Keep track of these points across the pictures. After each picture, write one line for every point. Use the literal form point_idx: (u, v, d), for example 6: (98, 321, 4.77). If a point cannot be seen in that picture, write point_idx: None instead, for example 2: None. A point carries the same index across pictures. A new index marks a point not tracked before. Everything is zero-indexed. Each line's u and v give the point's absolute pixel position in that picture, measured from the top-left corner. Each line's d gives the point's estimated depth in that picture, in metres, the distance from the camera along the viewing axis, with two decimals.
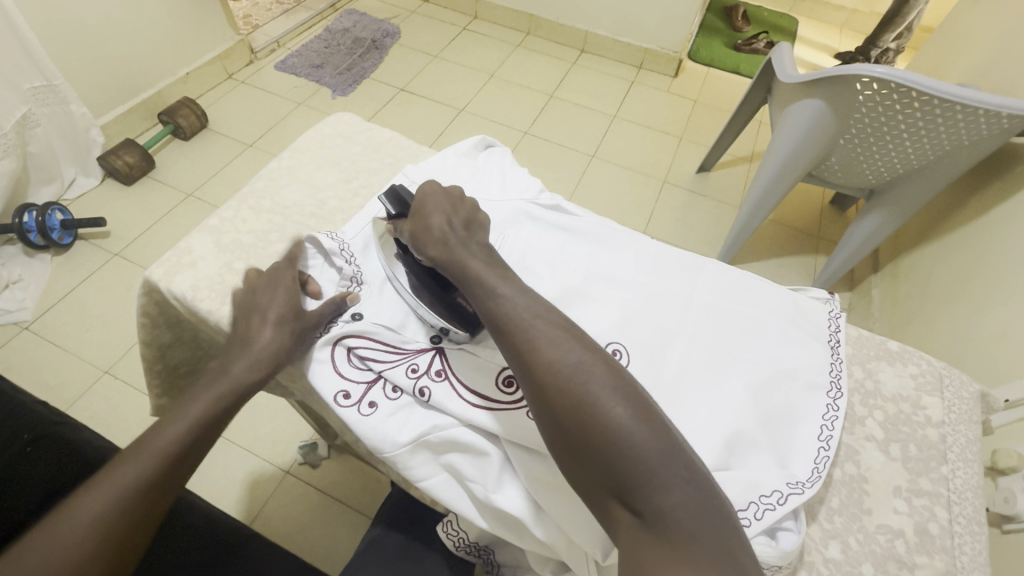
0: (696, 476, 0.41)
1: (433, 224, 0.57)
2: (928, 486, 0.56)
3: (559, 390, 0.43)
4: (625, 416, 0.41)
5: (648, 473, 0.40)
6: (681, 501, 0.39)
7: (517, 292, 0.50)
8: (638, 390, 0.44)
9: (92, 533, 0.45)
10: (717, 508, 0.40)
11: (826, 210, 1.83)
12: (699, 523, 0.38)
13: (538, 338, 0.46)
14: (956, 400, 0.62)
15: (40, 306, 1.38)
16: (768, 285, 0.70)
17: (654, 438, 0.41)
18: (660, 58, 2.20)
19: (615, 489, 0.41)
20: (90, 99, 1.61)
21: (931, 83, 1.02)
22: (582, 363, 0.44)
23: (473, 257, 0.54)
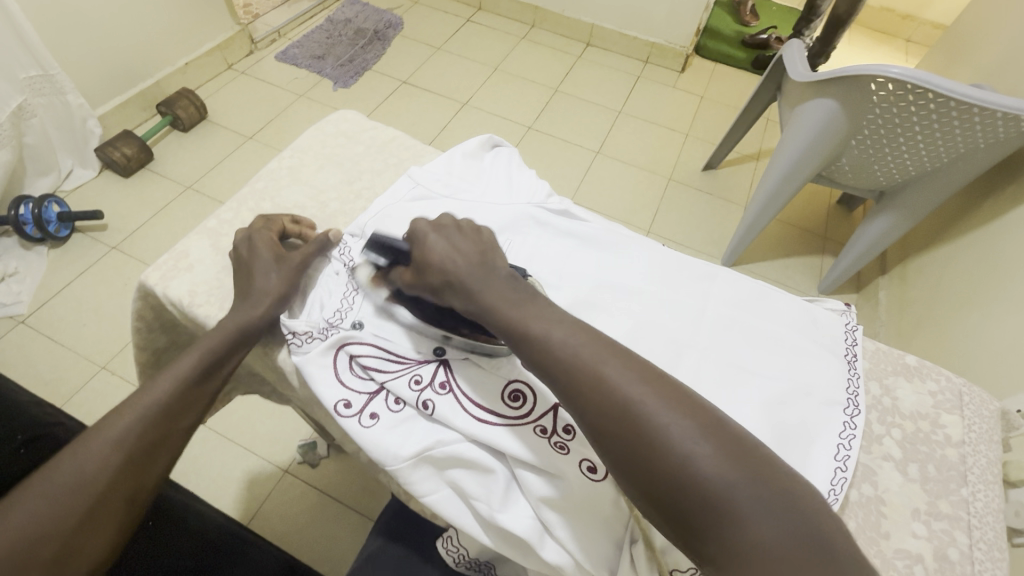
0: (787, 506, 0.37)
1: (444, 269, 0.53)
2: (947, 508, 0.54)
3: (618, 429, 0.41)
4: (694, 447, 0.39)
5: (730, 512, 0.36)
6: (771, 538, 0.35)
7: (558, 323, 0.48)
8: (706, 416, 0.41)
9: (124, 440, 0.48)
10: (815, 541, 0.36)
11: (833, 211, 1.80)
12: (798, 564, 0.34)
13: (587, 372, 0.44)
14: (976, 418, 0.61)
15: (36, 300, 1.36)
16: (783, 295, 0.68)
17: (732, 469, 0.38)
18: (668, 53, 2.16)
19: (696, 532, 0.37)
20: (88, 90, 1.58)
21: (947, 85, 0.99)
22: (640, 398, 0.41)
23: (494, 294, 0.51)
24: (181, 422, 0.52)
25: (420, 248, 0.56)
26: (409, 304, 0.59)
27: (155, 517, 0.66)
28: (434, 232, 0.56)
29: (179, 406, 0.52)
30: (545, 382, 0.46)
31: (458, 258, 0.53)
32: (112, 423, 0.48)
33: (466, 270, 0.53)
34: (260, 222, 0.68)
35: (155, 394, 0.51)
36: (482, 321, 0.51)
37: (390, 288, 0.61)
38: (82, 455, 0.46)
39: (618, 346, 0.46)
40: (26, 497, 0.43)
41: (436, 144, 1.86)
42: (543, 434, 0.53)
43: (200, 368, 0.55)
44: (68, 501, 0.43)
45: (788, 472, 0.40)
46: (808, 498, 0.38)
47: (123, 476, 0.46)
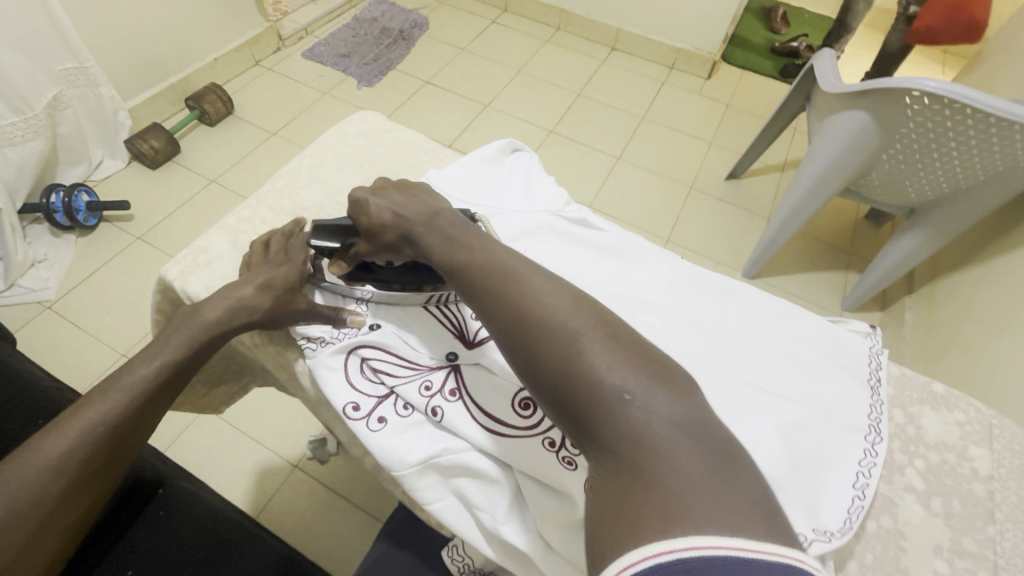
0: (664, 399, 0.39)
1: (391, 225, 0.56)
2: (972, 547, 0.51)
3: (521, 337, 0.44)
4: (586, 347, 0.41)
5: (608, 402, 0.39)
6: (648, 427, 0.38)
7: (485, 247, 0.51)
8: (598, 319, 0.43)
9: (139, 392, 0.54)
10: (687, 426, 0.38)
11: (860, 225, 1.75)
12: (673, 448, 0.37)
13: (501, 287, 0.47)
14: (1007, 452, 0.58)
15: (63, 287, 1.40)
16: (807, 315, 0.66)
17: (620, 365, 0.40)
18: (694, 60, 2.13)
19: (581, 423, 0.40)
20: (120, 83, 1.62)
21: (984, 100, 0.96)
22: (541, 306, 0.44)
23: (434, 236, 0.54)
24: (127, 442, 0.53)
25: (364, 215, 0.58)
26: (371, 277, 0.63)
27: (166, 506, 0.68)
28: (374, 195, 0.58)
29: (172, 374, 0.57)
30: (467, 302, 0.49)
31: (404, 213, 0.56)
32: (46, 448, 0.49)
33: (415, 219, 0.56)
34: (294, 226, 0.68)
35: (165, 355, 0.57)
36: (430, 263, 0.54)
37: (352, 269, 0.63)
38: (25, 472, 0.48)
39: (537, 265, 0.49)
40: (53, 436, 0.50)
41: (457, 145, 1.87)
42: (551, 448, 0.52)
43: (150, 388, 0.55)
44: (86, 443, 0.50)
45: (672, 368, 0.42)
46: (690, 392, 0.41)
47: (66, 500, 0.49)
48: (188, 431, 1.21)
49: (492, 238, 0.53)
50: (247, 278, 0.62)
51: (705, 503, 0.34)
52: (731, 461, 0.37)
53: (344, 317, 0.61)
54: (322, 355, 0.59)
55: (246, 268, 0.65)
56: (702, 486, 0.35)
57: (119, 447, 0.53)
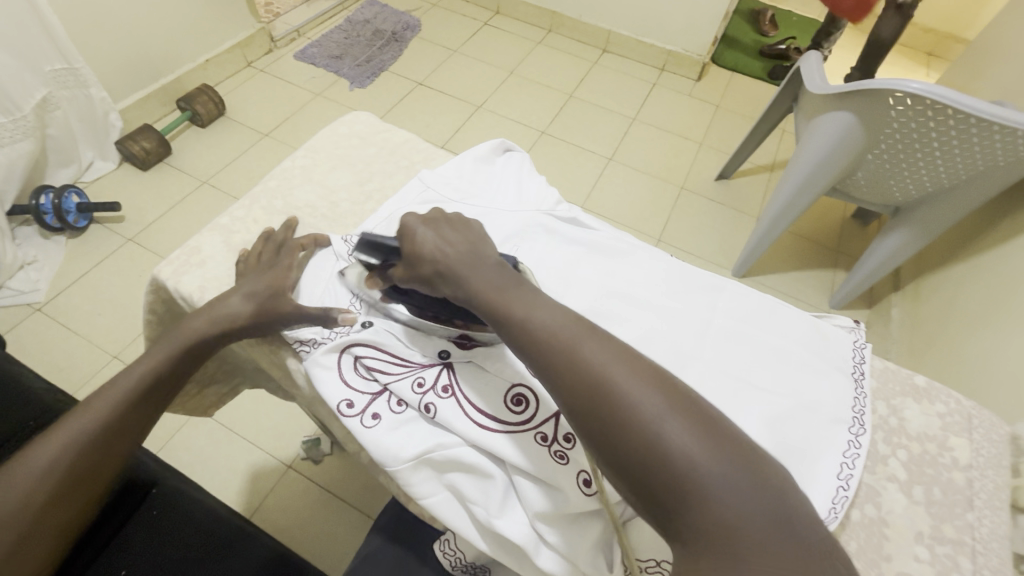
0: (755, 485, 0.37)
1: (433, 259, 0.55)
2: (952, 533, 0.53)
3: (593, 408, 0.41)
4: (662, 420, 0.39)
5: (692, 488, 0.37)
6: (738, 519, 0.35)
7: (540, 304, 0.49)
8: (676, 393, 0.41)
9: (133, 393, 0.56)
10: (781, 520, 0.35)
11: (847, 224, 1.78)
12: (767, 545, 0.34)
13: (567, 351, 0.44)
14: (985, 442, 0.59)
15: (53, 289, 1.39)
16: (793, 311, 0.67)
17: (699, 441, 0.38)
18: (684, 62, 2.16)
19: (664, 508, 0.38)
20: (110, 84, 1.61)
21: (966, 100, 0.98)
22: (613, 376, 0.42)
23: (481, 278, 0.52)
24: (115, 448, 0.54)
25: (408, 242, 0.56)
26: (403, 299, 0.61)
27: (160, 505, 0.68)
28: (423, 225, 0.57)
29: (166, 377, 0.59)
30: (527, 363, 0.47)
31: (447, 249, 0.55)
32: (33, 455, 0.50)
33: (457, 260, 0.54)
34: (285, 230, 0.70)
35: (159, 356, 0.58)
36: (469, 305, 0.52)
37: (386, 287, 0.61)
38: (19, 472, 0.49)
39: (601, 327, 0.46)
40: (47, 437, 0.51)
41: (449, 146, 1.88)
42: (543, 442, 0.53)
43: (137, 394, 0.56)
44: (78, 444, 0.51)
45: (759, 452, 0.39)
46: (778, 479, 0.38)
47: (58, 498, 0.50)
48: (180, 432, 1.20)
49: (542, 291, 0.51)
50: (233, 289, 0.63)
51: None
52: (829, 561, 0.34)
53: (334, 315, 0.61)
54: (315, 355, 0.59)
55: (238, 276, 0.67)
56: None
57: (111, 448, 0.53)
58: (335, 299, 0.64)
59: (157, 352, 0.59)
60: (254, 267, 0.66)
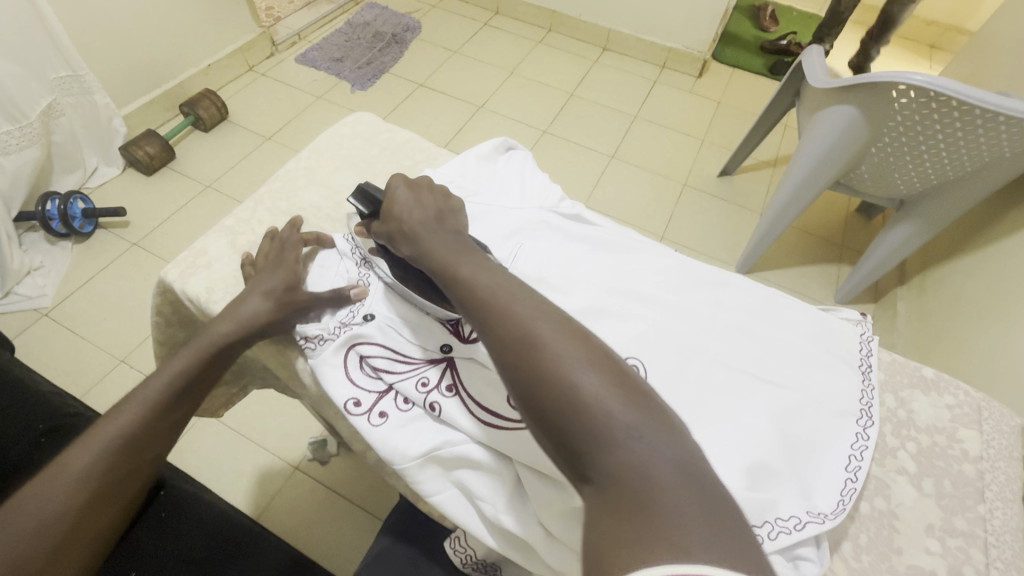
0: (663, 434, 0.38)
1: (400, 219, 0.57)
2: (963, 525, 0.53)
3: (519, 360, 0.41)
4: (583, 371, 0.40)
5: (606, 434, 0.37)
6: (647, 463, 0.36)
7: (482, 268, 0.49)
8: (597, 348, 0.42)
9: (156, 402, 0.54)
10: (686, 466, 0.37)
11: (852, 219, 1.77)
12: (672, 486, 0.35)
13: (500, 307, 0.45)
14: (995, 433, 0.59)
15: (60, 294, 1.40)
16: (797, 304, 0.67)
17: (615, 392, 0.39)
18: (685, 58, 2.16)
19: (580, 457, 0.38)
20: (114, 90, 1.62)
21: (970, 92, 0.98)
22: (541, 330, 0.42)
23: (436, 242, 0.53)
24: (148, 453, 0.53)
25: (388, 199, 0.59)
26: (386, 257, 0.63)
27: (169, 509, 0.68)
28: (407, 187, 0.59)
29: (187, 384, 0.57)
30: (465, 321, 0.47)
31: (414, 213, 0.57)
32: (72, 460, 0.49)
33: (420, 223, 0.56)
34: (289, 227, 0.69)
35: (179, 364, 0.57)
36: (422, 265, 0.54)
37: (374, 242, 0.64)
38: (50, 487, 0.48)
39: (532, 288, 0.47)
40: (75, 451, 0.49)
41: (451, 147, 1.88)
42: None
43: (170, 395, 0.55)
44: (104, 458, 0.50)
45: (668, 406, 0.41)
46: (683, 431, 0.40)
47: (89, 511, 0.49)
48: (188, 435, 1.21)
49: (492, 260, 0.52)
50: (249, 290, 0.63)
51: (715, 544, 0.32)
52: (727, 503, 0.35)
53: (349, 294, 0.63)
54: (323, 353, 0.60)
55: (249, 275, 0.66)
56: (700, 522, 0.33)
57: (137, 459, 0.52)
58: (343, 282, 0.67)
59: (175, 358, 0.57)
60: (262, 265, 0.66)
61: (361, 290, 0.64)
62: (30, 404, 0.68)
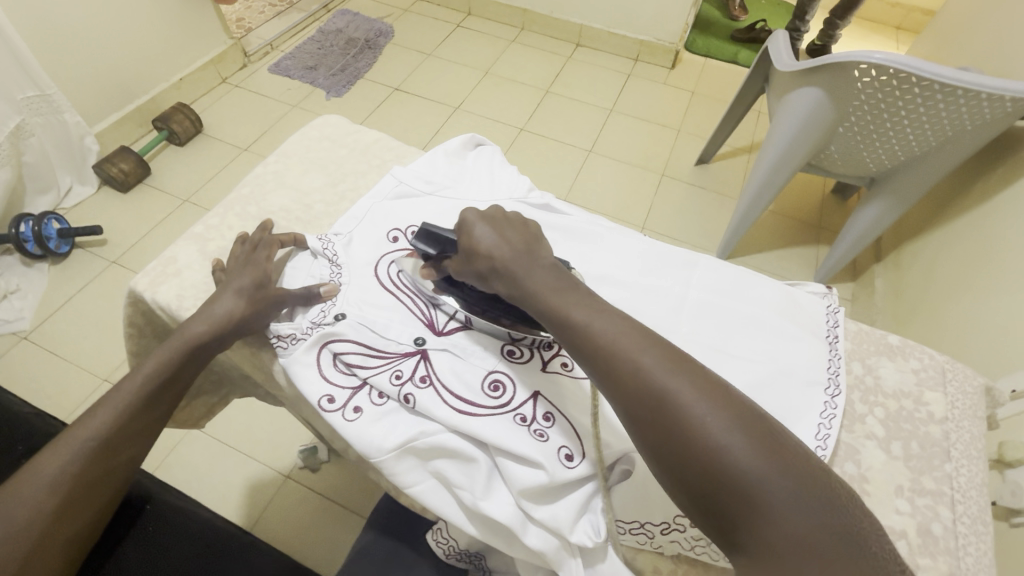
0: (820, 500, 0.36)
1: (489, 257, 0.54)
2: (930, 484, 0.54)
3: (656, 422, 0.41)
4: (723, 435, 0.38)
5: (758, 502, 0.36)
6: (803, 531, 0.35)
7: (596, 311, 0.47)
8: (734, 404, 0.40)
9: (128, 405, 0.55)
10: (847, 533, 0.35)
11: (827, 200, 1.80)
12: (835, 557, 0.34)
13: (624, 361, 0.43)
14: (959, 394, 0.61)
15: (39, 316, 1.38)
16: (763, 280, 0.68)
17: (761, 457, 0.37)
18: (657, 50, 2.18)
19: (731, 524, 0.37)
20: (84, 108, 1.61)
21: (930, 68, 1.00)
22: (672, 389, 0.41)
23: (540, 281, 0.51)
24: (121, 455, 0.54)
25: (466, 237, 0.56)
26: (456, 290, 0.61)
27: (154, 522, 0.68)
28: (483, 222, 0.56)
29: (160, 386, 0.58)
30: (587, 373, 0.46)
31: (505, 248, 0.54)
32: (45, 463, 0.50)
33: (512, 260, 0.53)
34: (260, 229, 0.69)
35: (151, 365, 0.58)
36: (527, 305, 0.52)
37: (439, 278, 0.62)
38: (23, 492, 0.48)
39: (653, 335, 0.45)
40: (47, 457, 0.50)
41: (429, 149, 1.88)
42: (522, 423, 0.54)
43: (142, 399, 0.56)
44: (75, 461, 0.51)
45: (817, 463, 0.39)
46: (837, 490, 0.38)
47: (62, 515, 0.49)
48: (175, 450, 1.20)
49: (599, 295, 0.50)
50: (220, 291, 0.63)
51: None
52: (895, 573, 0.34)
53: (317, 292, 0.64)
54: (295, 352, 0.60)
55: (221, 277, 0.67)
56: None
57: (111, 461, 0.53)
58: (315, 281, 0.67)
59: (146, 360, 0.58)
60: (233, 266, 0.66)
61: (332, 289, 0.64)
62: (8, 423, 0.68)
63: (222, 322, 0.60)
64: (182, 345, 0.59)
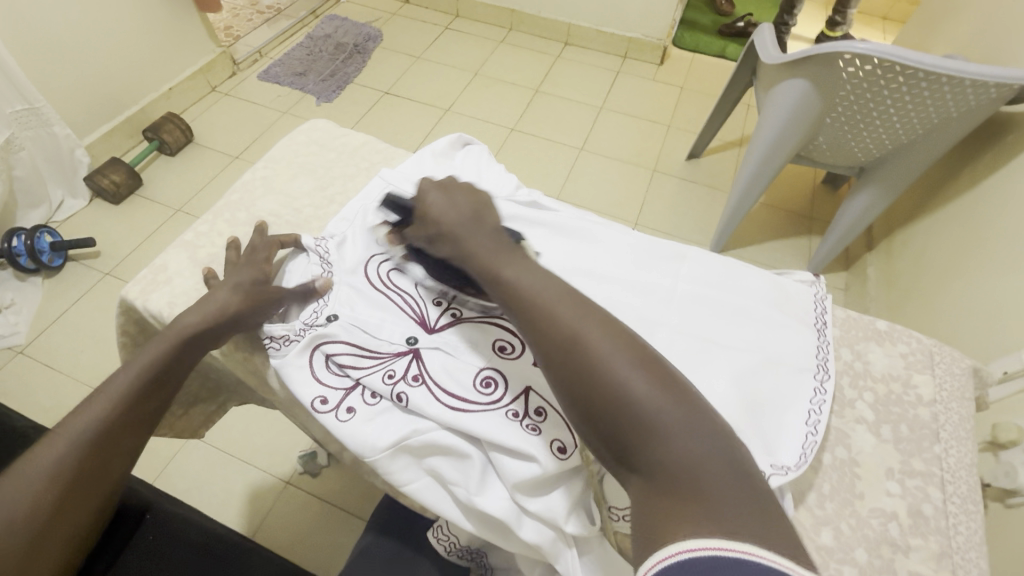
0: (711, 432, 0.39)
1: (438, 221, 0.57)
2: (920, 466, 0.55)
3: (566, 360, 0.42)
4: (627, 371, 0.40)
5: (652, 430, 0.38)
6: (693, 456, 0.37)
7: (526, 269, 0.49)
8: (641, 349, 0.42)
9: (126, 396, 0.54)
10: (734, 462, 0.37)
11: (819, 191, 1.81)
12: (720, 479, 0.36)
13: (547, 308, 0.45)
14: (947, 376, 0.61)
15: (33, 330, 1.38)
16: (751, 270, 0.68)
17: (659, 392, 0.39)
18: (645, 47, 2.19)
19: (628, 452, 0.39)
20: (74, 120, 1.60)
21: (915, 56, 1.01)
22: (585, 332, 0.43)
23: (479, 241, 0.53)
24: (121, 447, 0.52)
25: (421, 203, 0.59)
26: (418, 259, 0.64)
27: (155, 530, 0.68)
28: (438, 189, 0.59)
29: (160, 375, 0.56)
30: (511, 322, 0.48)
31: (451, 213, 0.57)
32: (41, 456, 0.49)
33: (458, 223, 0.56)
34: (257, 232, 0.70)
35: (151, 354, 0.57)
36: (465, 264, 0.54)
37: (405, 246, 0.65)
38: (19, 485, 0.47)
39: (577, 290, 0.47)
40: (43, 449, 0.49)
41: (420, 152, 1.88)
42: (515, 418, 0.54)
43: (141, 388, 0.55)
44: (72, 454, 0.49)
45: (714, 405, 0.41)
46: (729, 429, 0.40)
47: (61, 509, 0.48)
48: (174, 459, 1.20)
49: (536, 261, 0.52)
50: (219, 286, 0.64)
51: (764, 538, 0.33)
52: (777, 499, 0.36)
53: (314, 288, 0.65)
54: (288, 353, 0.60)
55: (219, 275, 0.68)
56: (750, 512, 0.35)
57: (110, 453, 0.52)
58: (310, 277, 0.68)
59: (145, 350, 0.57)
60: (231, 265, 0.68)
61: (327, 283, 0.65)
62: (5, 436, 0.68)
63: (218, 313, 0.61)
64: (181, 334, 0.58)
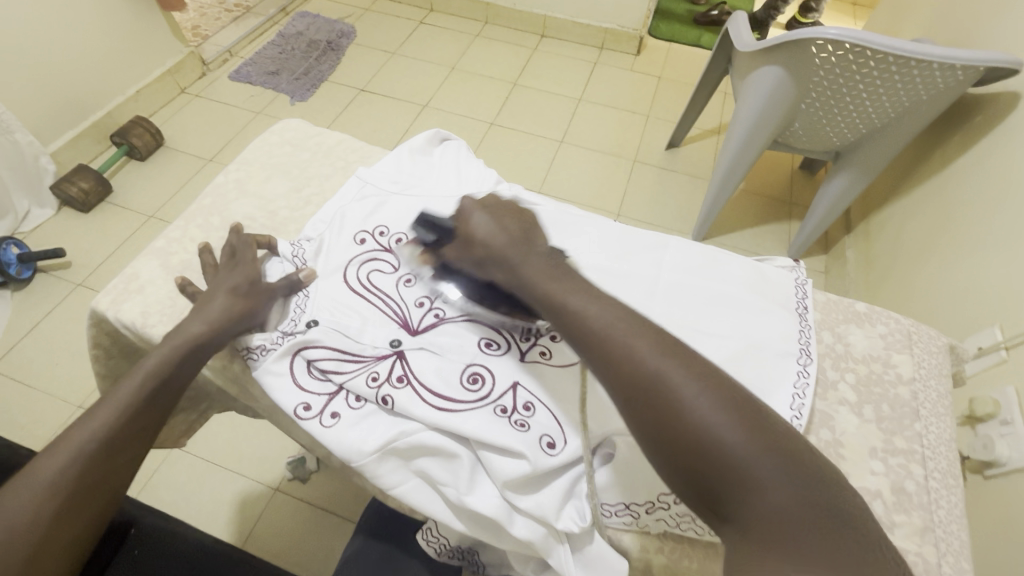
0: (806, 480, 0.36)
1: (486, 244, 0.53)
2: (902, 444, 0.56)
3: (647, 401, 0.40)
4: (715, 416, 0.38)
5: (744, 480, 0.36)
6: (787, 507, 0.35)
7: (593, 298, 0.46)
8: (727, 388, 0.39)
9: (129, 405, 0.52)
10: (831, 511, 0.35)
11: (796, 176, 1.84)
12: (818, 532, 0.34)
13: (622, 344, 0.42)
14: (925, 354, 0.63)
15: (3, 346, 1.33)
16: (731, 257, 0.69)
17: (750, 439, 0.37)
18: (622, 38, 2.19)
19: (719, 501, 0.37)
20: (36, 127, 1.55)
21: (886, 40, 1.02)
22: (667, 372, 0.40)
23: (531, 270, 0.50)
24: (123, 456, 0.50)
25: (466, 224, 0.56)
26: (453, 278, 0.61)
27: (140, 545, 0.66)
28: (479, 209, 0.56)
29: (164, 382, 0.55)
30: (579, 356, 0.45)
31: (499, 237, 0.53)
32: (41, 467, 0.46)
33: (507, 247, 0.52)
34: (233, 233, 0.68)
35: (153, 360, 0.55)
36: (520, 292, 0.51)
37: (437, 266, 0.62)
38: (17, 498, 0.45)
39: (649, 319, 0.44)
40: (44, 460, 0.47)
41: None
42: (503, 414, 0.54)
43: (144, 396, 0.53)
44: (75, 463, 0.47)
45: (805, 445, 0.39)
46: (821, 471, 0.38)
47: (64, 519, 0.46)
48: (158, 472, 1.17)
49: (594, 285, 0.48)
50: (212, 291, 0.63)
51: None
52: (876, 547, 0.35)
53: (300, 280, 0.66)
54: (264, 363, 0.59)
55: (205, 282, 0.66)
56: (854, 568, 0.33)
57: (113, 461, 0.50)
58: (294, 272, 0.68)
59: (145, 359, 0.55)
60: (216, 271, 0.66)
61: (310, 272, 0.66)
62: None
63: (222, 318, 0.60)
64: (185, 341, 0.57)
